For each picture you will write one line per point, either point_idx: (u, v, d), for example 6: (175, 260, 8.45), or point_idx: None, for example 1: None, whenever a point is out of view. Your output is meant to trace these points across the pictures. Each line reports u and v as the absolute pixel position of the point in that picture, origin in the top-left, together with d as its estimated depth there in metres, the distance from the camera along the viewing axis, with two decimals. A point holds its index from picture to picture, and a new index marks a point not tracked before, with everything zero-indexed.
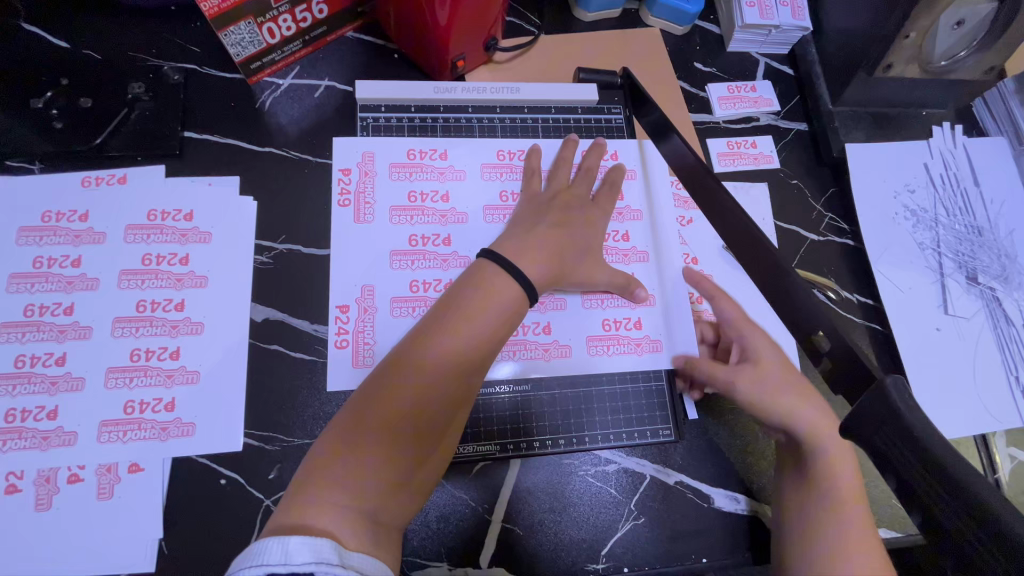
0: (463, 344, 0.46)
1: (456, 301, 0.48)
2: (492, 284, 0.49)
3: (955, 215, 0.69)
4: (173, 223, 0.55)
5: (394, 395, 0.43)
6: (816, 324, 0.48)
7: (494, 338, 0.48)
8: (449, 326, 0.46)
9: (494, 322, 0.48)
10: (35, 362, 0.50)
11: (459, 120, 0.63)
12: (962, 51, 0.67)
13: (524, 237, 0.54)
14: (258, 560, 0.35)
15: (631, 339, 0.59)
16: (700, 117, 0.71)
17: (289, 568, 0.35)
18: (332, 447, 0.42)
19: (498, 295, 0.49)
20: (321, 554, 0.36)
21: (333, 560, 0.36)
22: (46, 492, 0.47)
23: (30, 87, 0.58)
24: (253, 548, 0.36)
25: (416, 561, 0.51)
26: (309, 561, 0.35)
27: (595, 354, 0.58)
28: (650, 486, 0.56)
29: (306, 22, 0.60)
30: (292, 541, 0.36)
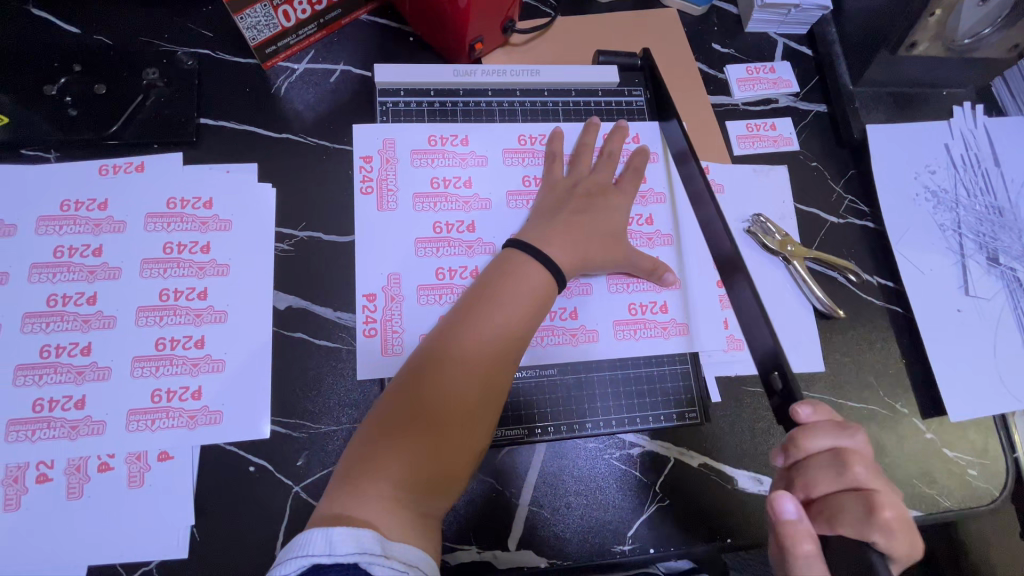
0: (495, 328, 0.47)
1: (483, 291, 0.49)
2: (518, 270, 0.50)
3: (975, 196, 0.69)
4: (193, 211, 0.55)
5: (432, 380, 0.45)
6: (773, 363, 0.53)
7: (524, 321, 0.48)
8: (478, 315, 0.48)
9: (523, 305, 0.49)
10: (61, 352, 0.50)
11: (479, 104, 0.62)
12: (986, 29, 0.66)
13: (548, 223, 0.54)
14: (304, 551, 0.37)
15: (655, 323, 0.58)
16: (719, 99, 0.70)
17: (333, 558, 0.37)
18: (375, 434, 0.43)
19: (525, 279, 0.49)
20: (363, 544, 0.37)
21: (376, 550, 0.37)
22: (77, 481, 0.47)
23: (43, 74, 0.57)
24: (299, 539, 0.38)
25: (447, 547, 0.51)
26: (352, 551, 0.37)
27: (621, 338, 0.57)
28: (676, 469, 0.56)
29: (321, 5, 0.59)
30: (336, 532, 0.38)
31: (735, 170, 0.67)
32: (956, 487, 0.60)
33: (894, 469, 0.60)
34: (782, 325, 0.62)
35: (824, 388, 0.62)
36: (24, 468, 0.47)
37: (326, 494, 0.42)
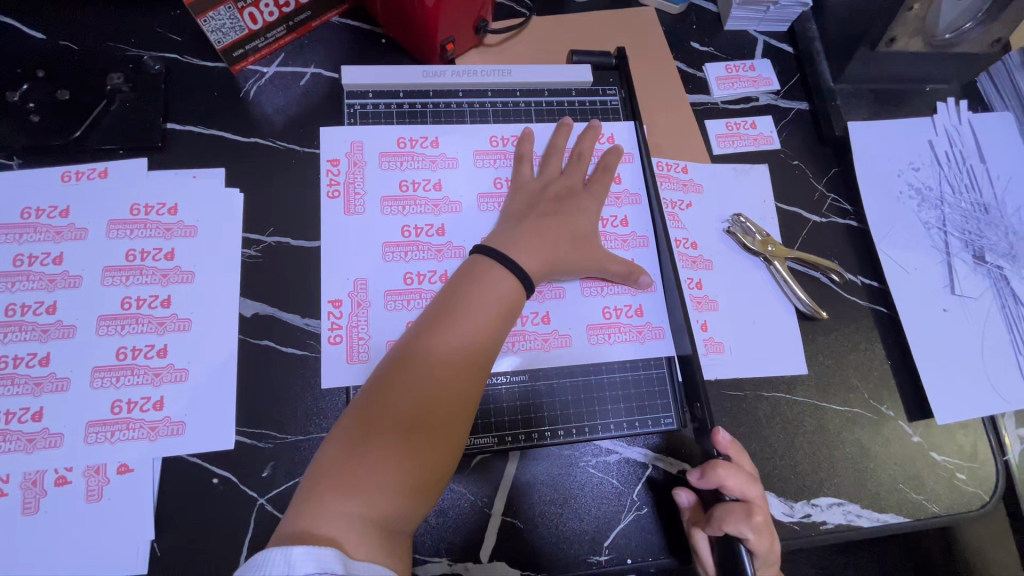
0: (462, 336, 0.46)
1: (448, 300, 0.48)
2: (485, 277, 0.49)
3: (961, 193, 0.68)
4: (158, 217, 0.54)
5: (396, 392, 0.44)
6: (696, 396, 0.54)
7: (492, 329, 0.47)
8: (443, 326, 0.46)
9: (491, 313, 0.47)
10: (18, 362, 0.48)
11: (450, 105, 0.61)
12: (967, 23, 0.65)
13: (518, 227, 0.53)
14: (261, 571, 0.35)
15: (629, 327, 0.57)
16: (698, 98, 0.69)
17: None
18: (339, 450, 0.42)
19: (493, 287, 0.48)
20: (324, 564, 0.36)
21: (338, 570, 0.36)
22: (33, 495, 0.46)
23: (6, 80, 0.56)
24: (257, 557, 0.36)
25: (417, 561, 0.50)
26: (313, 572, 0.35)
27: (595, 342, 0.56)
28: (653, 476, 0.55)
29: (289, 7, 0.59)
30: (295, 552, 0.36)
31: (713, 169, 0.66)
32: (943, 491, 0.59)
33: (880, 473, 0.59)
34: (763, 326, 0.61)
35: (806, 390, 0.60)
36: None
37: (290, 510, 0.41)
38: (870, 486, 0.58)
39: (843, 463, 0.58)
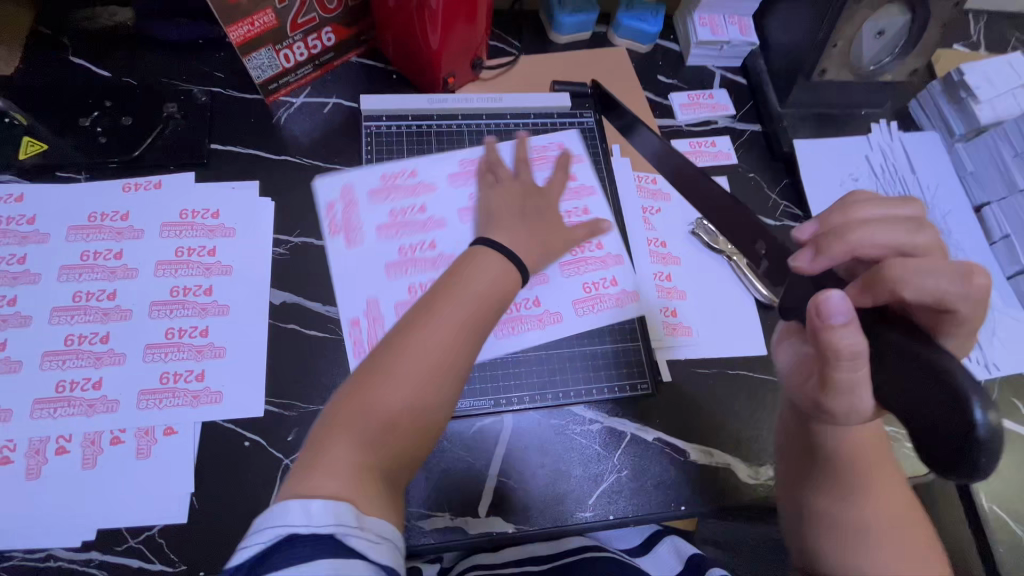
0: (460, 309, 0.52)
1: (451, 279, 0.54)
2: (479, 264, 0.55)
3: (896, 200, 0.78)
4: (202, 220, 0.63)
5: (399, 357, 0.49)
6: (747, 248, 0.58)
7: (487, 306, 0.53)
8: (445, 300, 0.52)
9: (486, 292, 0.53)
10: (82, 340, 0.56)
11: (451, 126, 0.72)
12: (886, 57, 0.76)
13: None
14: (282, 521, 0.40)
15: (611, 305, 0.65)
16: (665, 121, 0.81)
17: (310, 529, 0.39)
18: (341, 410, 0.47)
19: (490, 270, 0.54)
20: (340, 517, 0.40)
21: (352, 523, 0.40)
22: (92, 452, 0.53)
23: (79, 109, 0.67)
24: (279, 509, 0.40)
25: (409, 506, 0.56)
26: (329, 523, 0.40)
27: (584, 313, 0.65)
28: (632, 442, 0.62)
29: (317, 49, 0.70)
30: (313, 505, 0.40)
31: None
32: None
33: None
34: (726, 313, 0.70)
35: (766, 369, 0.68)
36: (45, 442, 0.53)
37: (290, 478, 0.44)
38: None
39: None
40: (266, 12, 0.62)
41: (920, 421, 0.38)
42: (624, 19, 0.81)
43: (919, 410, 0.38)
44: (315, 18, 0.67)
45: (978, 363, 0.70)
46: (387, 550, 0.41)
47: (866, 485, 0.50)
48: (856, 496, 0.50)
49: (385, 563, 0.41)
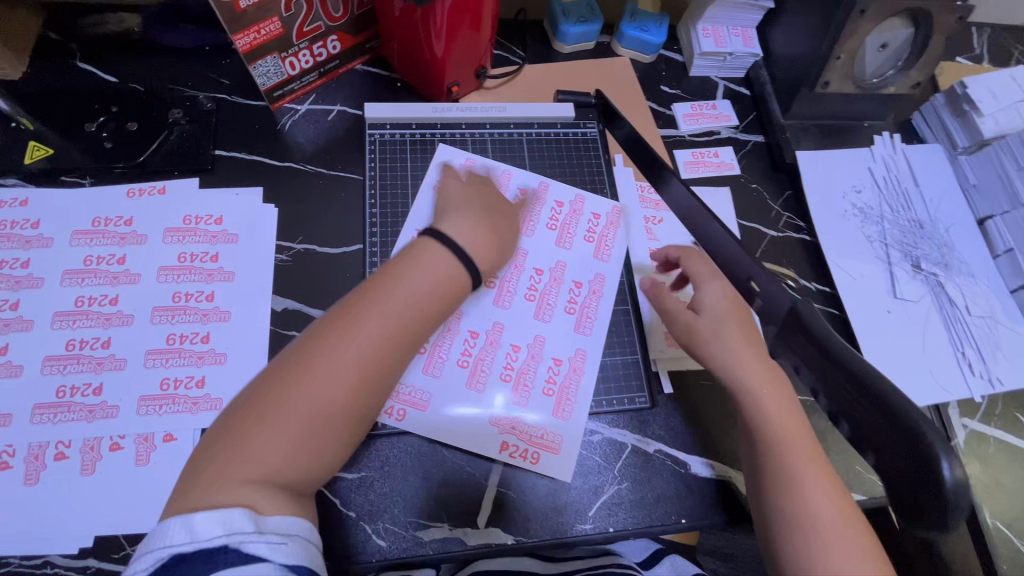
0: (386, 310, 0.49)
1: (382, 277, 0.51)
2: (429, 261, 0.53)
3: (899, 212, 0.77)
4: (206, 226, 0.63)
5: (314, 356, 0.45)
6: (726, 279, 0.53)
7: (420, 305, 0.50)
8: (373, 298, 0.49)
9: (417, 291, 0.50)
10: (84, 345, 0.56)
11: (455, 135, 0.72)
12: (890, 70, 0.77)
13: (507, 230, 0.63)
14: (166, 542, 0.37)
15: (618, 236, 0.71)
16: (668, 132, 0.81)
17: (196, 544, 0.37)
18: (260, 405, 0.43)
19: (423, 269, 0.52)
20: (231, 525, 0.38)
21: (247, 528, 0.38)
22: (91, 458, 0.53)
23: (85, 114, 0.67)
24: (161, 532, 0.38)
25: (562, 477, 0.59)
26: (218, 535, 0.37)
27: (604, 253, 0.69)
28: (632, 454, 0.62)
29: (322, 56, 0.71)
30: (196, 520, 0.38)
31: None
32: None
33: (835, 454, 0.65)
34: None
35: None
36: (44, 447, 0.53)
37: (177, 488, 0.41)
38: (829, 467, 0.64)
39: None
40: (273, 20, 0.62)
41: (899, 473, 0.35)
42: (627, 30, 0.81)
43: (892, 459, 0.36)
44: (320, 26, 0.67)
45: (982, 378, 0.69)
46: (296, 548, 0.40)
47: (800, 479, 0.50)
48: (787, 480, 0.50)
49: (296, 561, 0.39)
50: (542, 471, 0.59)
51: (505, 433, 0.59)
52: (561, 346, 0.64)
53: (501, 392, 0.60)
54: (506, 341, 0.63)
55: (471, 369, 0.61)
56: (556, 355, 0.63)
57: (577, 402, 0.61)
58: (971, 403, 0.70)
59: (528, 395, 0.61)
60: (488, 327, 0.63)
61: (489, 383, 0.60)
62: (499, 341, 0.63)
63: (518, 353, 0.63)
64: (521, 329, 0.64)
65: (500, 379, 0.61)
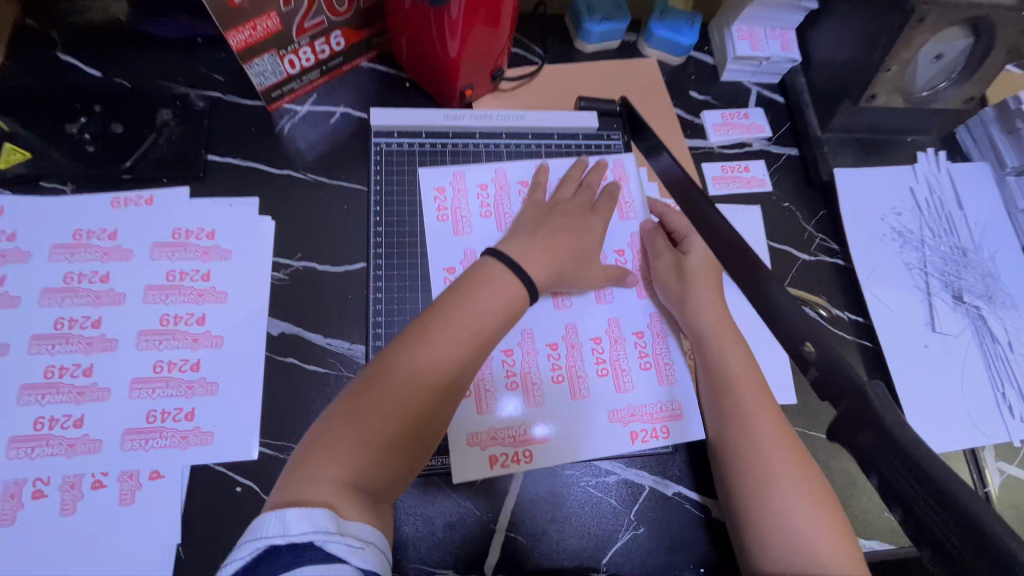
0: (461, 332, 0.49)
1: (456, 295, 0.51)
2: (491, 279, 0.52)
3: (941, 237, 0.72)
4: (196, 241, 0.59)
5: (398, 373, 0.47)
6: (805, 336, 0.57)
7: (493, 328, 0.51)
8: (450, 319, 0.50)
9: (492, 314, 0.51)
10: (63, 372, 0.52)
11: (467, 145, 0.67)
12: (942, 82, 0.71)
13: (525, 235, 0.57)
14: (260, 534, 0.37)
15: (632, 189, 0.68)
16: (696, 143, 0.75)
17: (288, 538, 0.37)
18: (340, 417, 0.45)
19: (495, 291, 0.52)
20: (318, 523, 0.37)
21: (331, 529, 0.37)
22: (71, 497, 0.49)
23: (65, 112, 0.61)
24: (257, 523, 0.38)
25: (692, 438, 0.59)
26: (307, 531, 0.37)
27: (628, 212, 0.67)
28: (649, 497, 0.58)
29: (324, 54, 0.65)
30: (289, 514, 0.38)
31: None
32: None
33: (863, 500, 0.61)
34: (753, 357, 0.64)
35: (795, 419, 0.63)
36: (21, 484, 0.49)
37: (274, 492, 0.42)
38: (857, 513, 0.60)
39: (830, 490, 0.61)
40: (270, 16, 0.56)
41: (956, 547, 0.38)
42: (656, 29, 0.74)
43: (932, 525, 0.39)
44: (323, 21, 0.61)
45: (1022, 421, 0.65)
46: (371, 555, 0.39)
47: (754, 439, 0.53)
48: (743, 435, 0.53)
49: (371, 568, 0.38)
50: (677, 440, 0.59)
51: (630, 423, 0.59)
52: (637, 319, 0.63)
53: (559, 394, 0.59)
54: (541, 344, 0.60)
55: (520, 388, 0.59)
56: (635, 329, 0.63)
57: (676, 363, 0.62)
58: (1008, 447, 0.66)
59: (629, 379, 0.61)
60: (517, 337, 0.60)
61: (546, 392, 0.59)
62: (534, 347, 0.60)
63: (602, 345, 0.62)
64: (587, 328, 0.62)
65: (521, 395, 0.58)
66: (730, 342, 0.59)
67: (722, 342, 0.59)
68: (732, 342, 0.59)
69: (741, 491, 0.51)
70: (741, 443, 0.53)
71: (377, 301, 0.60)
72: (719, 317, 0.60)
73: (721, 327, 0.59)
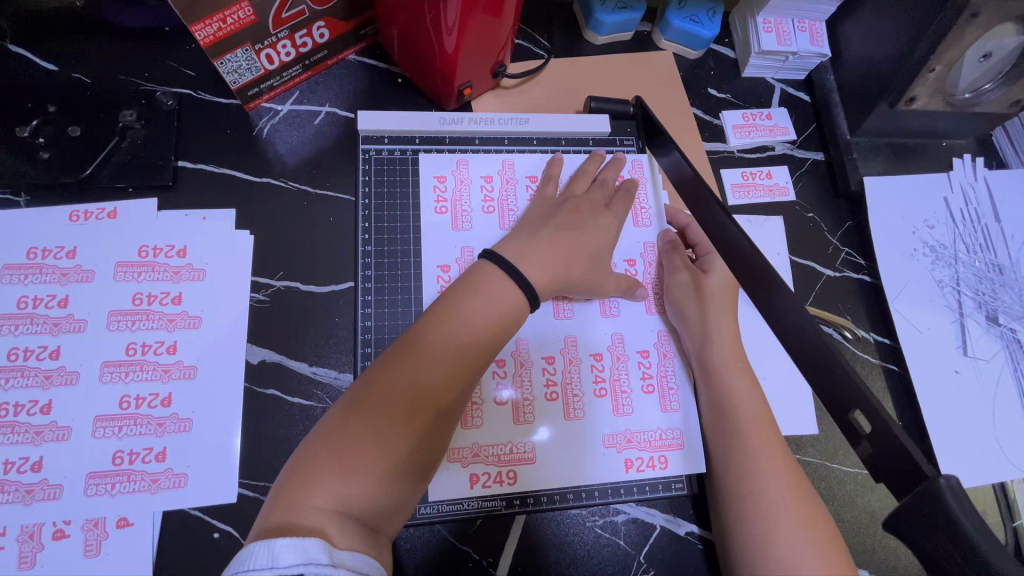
0: (456, 340, 0.44)
1: (450, 302, 0.46)
2: (485, 286, 0.47)
3: (975, 252, 0.67)
4: (166, 259, 0.53)
5: (388, 388, 0.42)
6: (850, 401, 0.42)
7: (493, 334, 0.46)
8: (443, 327, 0.44)
9: (492, 320, 0.46)
10: (19, 410, 0.47)
11: (465, 151, 0.60)
12: (986, 84, 0.65)
13: (528, 239, 0.52)
14: (246, 564, 0.33)
15: (648, 193, 0.63)
16: (714, 146, 0.69)
17: (275, 571, 0.32)
18: (325, 441, 0.40)
19: (494, 294, 0.46)
20: (309, 553, 0.33)
21: (323, 559, 0.33)
22: (30, 549, 0.45)
23: (16, 114, 0.55)
24: (242, 553, 0.34)
25: (697, 470, 0.54)
26: (297, 562, 0.32)
27: (642, 218, 0.62)
28: (660, 538, 0.54)
29: (307, 47, 0.58)
30: (279, 544, 0.33)
31: None
32: None
33: (887, 539, 0.57)
34: (774, 386, 0.60)
35: (816, 451, 0.59)
36: None
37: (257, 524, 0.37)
38: (879, 553, 0.57)
39: (852, 528, 0.57)
40: (242, 6, 0.49)
41: None
42: (674, 19, 0.68)
43: None
44: (304, 12, 0.54)
45: None
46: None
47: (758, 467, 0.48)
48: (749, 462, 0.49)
49: None
50: (677, 472, 0.54)
51: (625, 450, 0.54)
52: (644, 336, 0.58)
53: (554, 416, 0.54)
54: (537, 357, 0.56)
55: (512, 403, 0.54)
56: (641, 348, 0.58)
57: (681, 388, 0.57)
58: None
59: (630, 403, 0.56)
60: (513, 347, 0.55)
61: (540, 409, 0.54)
62: (529, 361, 0.55)
63: (602, 362, 0.56)
64: (591, 343, 0.57)
65: (508, 413, 0.53)
66: (740, 370, 0.54)
67: (734, 368, 0.54)
68: (742, 369, 0.54)
69: (737, 518, 0.47)
70: (741, 465, 0.49)
71: (365, 328, 0.54)
72: (731, 341, 0.56)
73: (733, 352, 0.55)
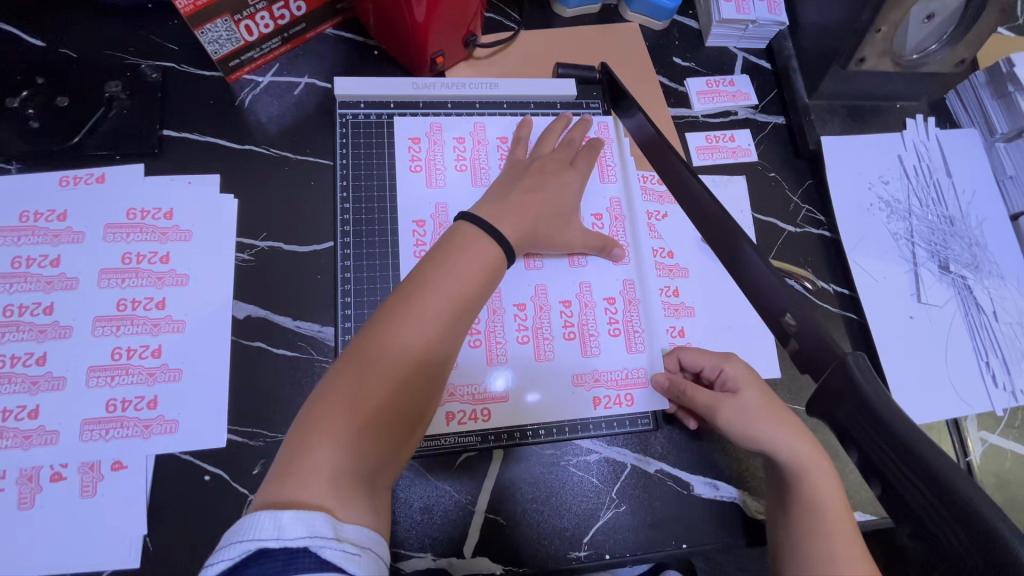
0: (448, 296, 0.45)
1: (438, 260, 0.47)
2: (469, 244, 0.48)
3: (928, 206, 0.71)
4: (153, 222, 0.56)
5: (384, 345, 0.42)
6: (785, 307, 0.48)
7: (479, 289, 0.47)
8: (434, 283, 0.45)
9: (478, 276, 0.47)
10: (15, 362, 0.50)
11: (438, 115, 0.63)
12: (933, 45, 0.69)
13: (497, 193, 0.55)
14: (250, 534, 0.33)
15: (614, 152, 0.66)
16: (679, 111, 0.72)
17: (282, 542, 0.32)
18: (326, 400, 0.40)
19: (478, 251, 0.48)
20: (315, 527, 0.33)
21: (328, 533, 0.33)
22: (29, 491, 0.47)
23: (6, 86, 0.57)
24: (242, 523, 0.33)
25: (660, 407, 0.58)
26: (302, 535, 0.33)
27: (608, 174, 0.65)
28: (631, 475, 0.57)
29: (284, 19, 0.60)
30: (284, 517, 0.33)
31: None
32: None
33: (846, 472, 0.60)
34: (738, 333, 0.63)
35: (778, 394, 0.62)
36: None
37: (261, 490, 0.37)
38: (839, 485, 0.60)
39: None
40: None
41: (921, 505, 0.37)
42: None
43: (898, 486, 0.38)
44: None
45: (1004, 390, 0.65)
46: (368, 562, 0.34)
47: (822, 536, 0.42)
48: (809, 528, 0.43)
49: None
50: (642, 409, 0.58)
51: (593, 388, 0.58)
52: (610, 284, 0.61)
53: (525, 359, 0.57)
54: (508, 304, 0.59)
55: (485, 348, 0.57)
56: (607, 295, 0.61)
57: (646, 331, 0.60)
58: (990, 416, 0.66)
59: (598, 345, 0.59)
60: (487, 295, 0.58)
61: (512, 353, 0.57)
62: (502, 308, 0.58)
63: (571, 308, 0.60)
64: (561, 287, 0.60)
65: (482, 356, 0.57)
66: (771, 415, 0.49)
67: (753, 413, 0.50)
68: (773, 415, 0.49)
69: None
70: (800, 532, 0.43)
71: (345, 281, 0.57)
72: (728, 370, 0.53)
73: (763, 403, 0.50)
